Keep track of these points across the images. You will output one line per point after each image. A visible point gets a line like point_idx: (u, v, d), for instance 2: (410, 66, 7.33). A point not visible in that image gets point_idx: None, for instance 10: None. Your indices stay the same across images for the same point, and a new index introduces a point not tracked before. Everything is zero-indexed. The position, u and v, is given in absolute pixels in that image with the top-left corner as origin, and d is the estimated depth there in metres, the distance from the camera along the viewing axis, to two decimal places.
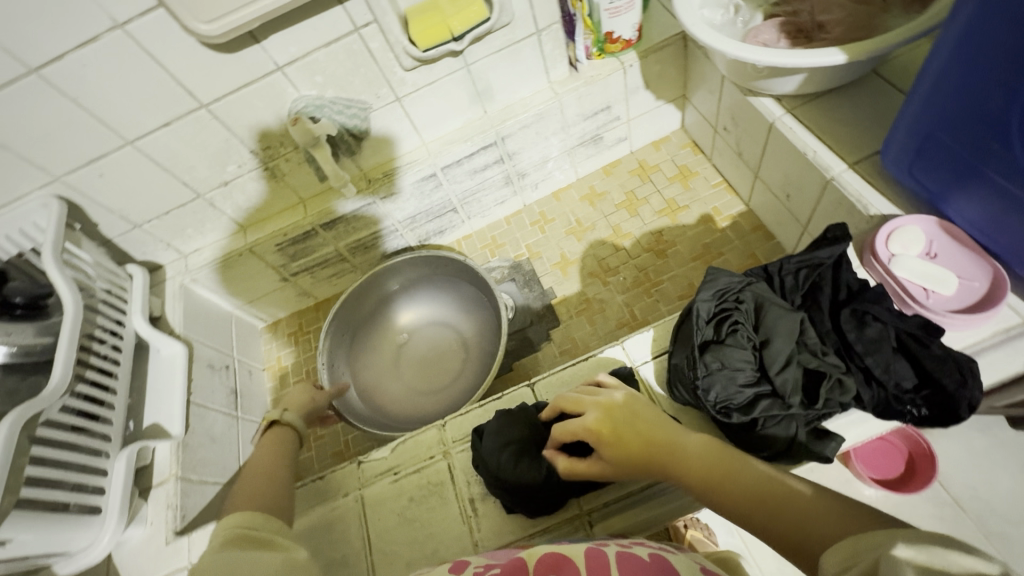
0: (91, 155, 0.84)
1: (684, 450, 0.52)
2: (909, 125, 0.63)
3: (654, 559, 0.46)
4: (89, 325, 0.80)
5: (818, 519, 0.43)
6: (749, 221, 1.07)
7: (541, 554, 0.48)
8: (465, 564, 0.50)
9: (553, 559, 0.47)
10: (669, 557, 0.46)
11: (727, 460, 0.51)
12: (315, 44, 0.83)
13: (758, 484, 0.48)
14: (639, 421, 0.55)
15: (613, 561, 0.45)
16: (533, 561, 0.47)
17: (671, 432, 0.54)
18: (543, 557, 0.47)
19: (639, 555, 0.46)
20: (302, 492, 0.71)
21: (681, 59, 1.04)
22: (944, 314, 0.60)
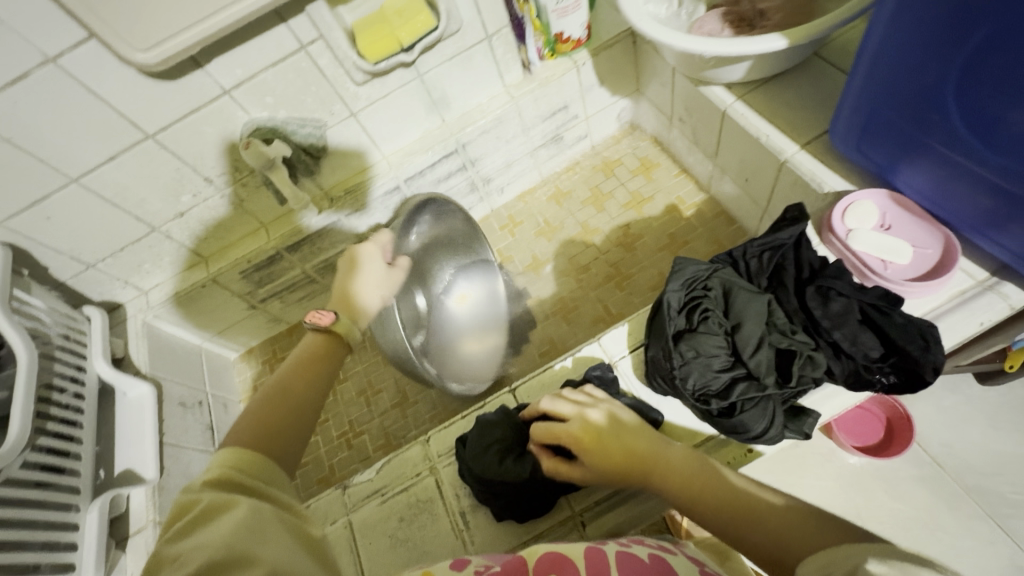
0: (33, 197, 0.81)
1: (660, 458, 0.53)
2: (853, 102, 0.65)
3: (654, 560, 0.45)
4: (47, 374, 0.77)
5: (789, 527, 0.44)
6: (712, 208, 1.09)
7: (541, 552, 0.47)
8: (465, 561, 0.47)
9: (553, 559, 0.46)
10: (669, 557, 0.46)
11: (702, 471, 0.51)
12: (262, 65, 0.81)
13: (732, 494, 0.49)
14: (619, 426, 0.56)
15: (614, 560, 0.45)
16: (531, 561, 0.46)
17: (649, 439, 0.54)
18: (542, 556, 0.46)
19: (639, 556, 0.46)
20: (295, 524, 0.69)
21: (632, 55, 1.06)
22: (902, 283, 0.62)
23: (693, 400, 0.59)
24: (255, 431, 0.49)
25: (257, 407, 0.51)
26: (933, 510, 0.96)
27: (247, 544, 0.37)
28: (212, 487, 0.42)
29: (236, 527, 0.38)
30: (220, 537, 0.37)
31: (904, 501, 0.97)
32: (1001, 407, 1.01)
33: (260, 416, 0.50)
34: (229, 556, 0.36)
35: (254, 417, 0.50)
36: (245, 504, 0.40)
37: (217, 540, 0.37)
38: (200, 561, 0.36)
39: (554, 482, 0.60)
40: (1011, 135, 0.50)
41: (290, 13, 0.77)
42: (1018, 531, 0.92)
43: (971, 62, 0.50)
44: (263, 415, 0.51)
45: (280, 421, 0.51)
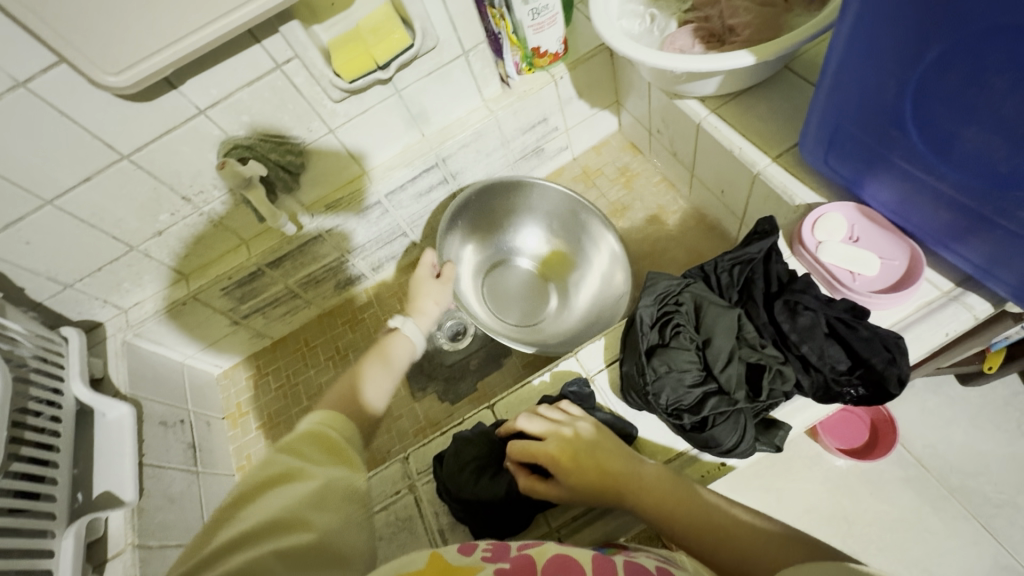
0: (6, 220, 0.80)
1: (635, 473, 0.53)
2: (818, 118, 0.66)
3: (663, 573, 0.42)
4: (22, 399, 0.76)
5: (760, 548, 0.46)
6: (692, 217, 1.10)
7: (550, 554, 0.44)
8: (473, 546, 0.45)
9: (562, 561, 0.43)
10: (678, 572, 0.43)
11: (675, 487, 0.52)
12: (237, 84, 0.81)
13: (705, 511, 0.50)
14: (595, 438, 0.57)
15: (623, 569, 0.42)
16: (541, 560, 0.43)
17: (622, 455, 0.55)
18: (552, 557, 0.43)
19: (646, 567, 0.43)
20: None
21: (610, 67, 1.07)
22: (870, 295, 0.63)
23: (666, 414, 0.59)
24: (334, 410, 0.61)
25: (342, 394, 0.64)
26: (918, 511, 0.97)
27: (307, 511, 0.45)
28: (311, 439, 0.53)
29: (301, 495, 0.46)
30: (284, 503, 0.45)
31: (889, 503, 0.98)
32: (981, 408, 1.02)
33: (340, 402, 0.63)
34: (290, 516, 0.44)
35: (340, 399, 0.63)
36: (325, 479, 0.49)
37: (278, 506, 0.45)
38: (271, 511, 0.45)
39: (530, 500, 0.60)
40: (967, 152, 0.52)
41: (264, 33, 0.78)
42: (1002, 531, 0.93)
43: (925, 80, 0.51)
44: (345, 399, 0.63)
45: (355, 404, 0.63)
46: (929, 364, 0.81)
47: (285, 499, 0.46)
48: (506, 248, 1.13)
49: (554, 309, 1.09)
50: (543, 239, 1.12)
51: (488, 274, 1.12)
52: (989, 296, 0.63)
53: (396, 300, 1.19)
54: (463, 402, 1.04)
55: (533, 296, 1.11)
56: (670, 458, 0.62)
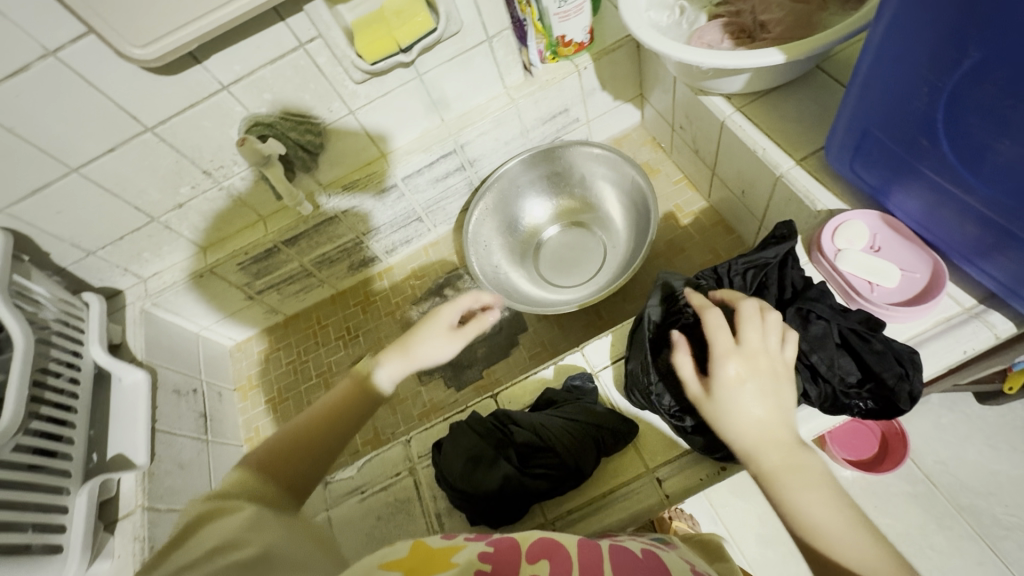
0: (33, 186, 0.82)
1: (773, 446, 0.47)
2: (846, 122, 0.64)
3: (647, 557, 0.45)
4: (43, 359, 0.78)
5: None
6: (710, 217, 1.08)
7: (533, 538, 0.45)
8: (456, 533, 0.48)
9: (546, 544, 0.44)
10: (661, 554, 0.46)
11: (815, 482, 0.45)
12: (260, 61, 0.82)
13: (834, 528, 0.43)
14: (769, 379, 0.49)
15: (609, 555, 0.44)
16: (524, 543, 0.44)
17: (771, 423, 0.48)
18: (537, 541, 0.44)
19: (632, 551, 0.45)
20: (333, 488, 0.71)
21: (635, 59, 1.05)
22: (887, 307, 0.62)
23: (668, 415, 0.59)
24: (279, 454, 0.50)
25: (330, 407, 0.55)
26: (922, 528, 0.95)
27: (245, 535, 0.40)
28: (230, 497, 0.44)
29: (238, 521, 0.41)
30: (220, 535, 0.39)
31: (894, 517, 0.97)
32: (999, 428, 0.99)
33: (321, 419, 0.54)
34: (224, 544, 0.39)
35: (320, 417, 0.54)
36: (252, 509, 0.42)
37: (216, 537, 0.39)
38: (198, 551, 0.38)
39: (524, 493, 0.60)
40: (998, 165, 0.50)
41: (289, 11, 0.78)
42: (1010, 555, 0.91)
43: (959, 88, 0.49)
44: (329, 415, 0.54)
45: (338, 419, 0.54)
46: (947, 380, 0.79)
47: (222, 530, 0.40)
48: (521, 223, 1.14)
49: (599, 254, 1.11)
50: (549, 201, 1.14)
51: (523, 255, 1.14)
52: (1014, 315, 0.61)
53: (408, 283, 1.19)
54: (469, 388, 1.04)
55: (568, 266, 1.11)
56: (670, 459, 0.62)
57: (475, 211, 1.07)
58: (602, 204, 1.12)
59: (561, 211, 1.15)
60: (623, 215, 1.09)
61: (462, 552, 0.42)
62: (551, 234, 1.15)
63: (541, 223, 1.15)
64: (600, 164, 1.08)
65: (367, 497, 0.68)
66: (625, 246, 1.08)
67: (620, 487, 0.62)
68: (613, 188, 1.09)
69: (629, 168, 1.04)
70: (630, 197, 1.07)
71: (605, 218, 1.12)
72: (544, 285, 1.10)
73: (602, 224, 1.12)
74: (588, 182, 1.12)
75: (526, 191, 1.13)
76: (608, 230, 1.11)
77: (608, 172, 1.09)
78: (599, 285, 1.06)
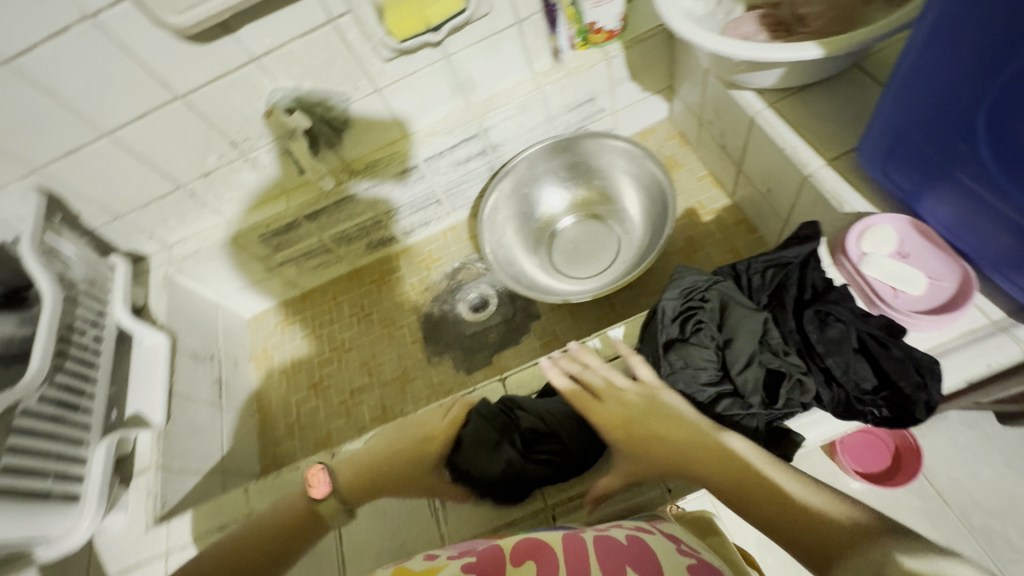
0: (67, 147, 0.85)
1: (684, 437, 0.52)
2: (881, 124, 0.63)
3: (632, 542, 0.46)
4: (69, 316, 0.81)
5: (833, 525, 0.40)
6: (732, 215, 1.06)
7: (518, 542, 0.47)
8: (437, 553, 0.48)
9: (530, 547, 0.46)
10: (646, 539, 0.47)
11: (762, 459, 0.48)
12: (290, 35, 0.82)
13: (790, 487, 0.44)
14: (643, 399, 0.56)
15: (593, 547, 0.45)
16: (508, 548, 0.46)
17: (691, 428, 0.52)
18: (520, 544, 0.46)
19: (617, 538, 0.47)
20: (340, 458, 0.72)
21: (667, 50, 1.03)
22: (911, 315, 0.60)
23: None
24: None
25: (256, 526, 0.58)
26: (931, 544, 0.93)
27: None
28: None
29: None
30: None
31: None
32: (1019, 448, 0.96)
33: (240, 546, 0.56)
34: None
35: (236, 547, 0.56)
36: None
37: None
38: None
39: (527, 477, 0.60)
40: None
41: None
42: None
43: (1004, 92, 0.47)
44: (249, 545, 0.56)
45: (260, 543, 0.56)
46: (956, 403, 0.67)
47: None
48: (535, 212, 1.13)
49: (614, 246, 1.10)
50: (566, 191, 1.14)
51: (536, 244, 1.13)
52: None
53: (423, 265, 1.20)
54: (478, 372, 1.05)
55: (582, 257, 1.11)
56: None
57: (492, 195, 1.07)
58: (619, 196, 1.11)
59: (577, 201, 1.14)
60: (641, 208, 1.08)
61: (445, 569, 0.43)
62: (565, 224, 1.14)
63: (555, 213, 1.14)
64: (619, 155, 1.07)
65: None
66: (641, 241, 1.07)
67: None
68: (632, 181, 1.08)
69: (649, 163, 1.03)
70: (648, 190, 1.06)
71: (622, 211, 1.11)
72: (556, 276, 1.09)
73: (618, 218, 1.11)
74: (605, 174, 1.11)
75: (543, 180, 1.12)
76: (624, 223, 1.10)
77: (627, 164, 1.07)
78: (612, 278, 1.05)
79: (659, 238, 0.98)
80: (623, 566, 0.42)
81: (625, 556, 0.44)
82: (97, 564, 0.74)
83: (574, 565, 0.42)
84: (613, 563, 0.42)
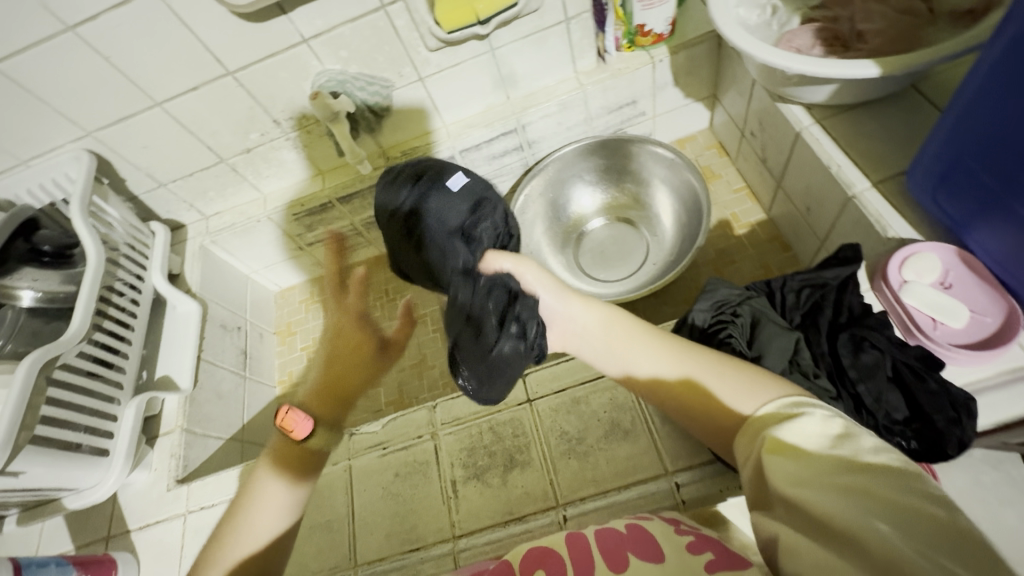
0: (119, 114, 0.87)
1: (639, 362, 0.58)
2: (937, 147, 0.60)
3: (631, 530, 0.47)
4: (110, 277, 0.84)
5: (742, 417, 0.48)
6: (767, 230, 1.04)
7: (527, 550, 0.49)
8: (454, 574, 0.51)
9: (537, 555, 0.48)
10: (646, 525, 0.48)
11: (709, 371, 0.54)
12: (341, 19, 0.83)
13: (721, 392, 0.51)
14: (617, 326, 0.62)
15: (595, 543, 0.47)
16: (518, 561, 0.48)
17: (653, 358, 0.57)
18: (528, 553, 0.48)
19: (617, 529, 0.48)
20: (359, 438, 0.74)
21: (715, 58, 1.01)
22: (949, 348, 0.58)
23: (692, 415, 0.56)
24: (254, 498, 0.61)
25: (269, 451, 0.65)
26: None
27: None
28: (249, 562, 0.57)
29: None
30: None
31: None
32: None
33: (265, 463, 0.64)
34: None
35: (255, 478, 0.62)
36: None
37: None
38: None
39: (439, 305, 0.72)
40: None
41: None
42: None
43: None
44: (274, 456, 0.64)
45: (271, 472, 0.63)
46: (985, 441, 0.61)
47: None
48: (565, 212, 1.13)
49: (643, 252, 1.09)
50: (598, 193, 1.13)
51: (564, 243, 1.13)
52: None
53: None
54: None
55: (609, 260, 1.10)
56: (692, 465, 0.61)
57: (524, 191, 1.07)
58: (652, 202, 1.10)
59: (608, 204, 1.13)
60: (674, 216, 1.07)
61: None
62: (594, 225, 1.14)
63: (585, 214, 1.14)
64: (656, 162, 1.06)
65: (388, 454, 0.71)
66: (671, 249, 1.05)
67: (639, 482, 0.61)
68: (667, 188, 1.07)
69: (688, 171, 1.01)
70: (682, 198, 1.05)
71: (653, 218, 1.10)
72: (582, 277, 1.09)
73: (649, 224, 1.10)
74: (640, 179, 1.10)
75: (575, 181, 1.11)
76: (655, 230, 1.09)
77: (664, 170, 1.06)
78: (639, 284, 1.04)
79: (690, 248, 0.97)
80: (626, 557, 0.44)
81: (628, 549, 0.45)
82: (118, 518, 0.77)
83: (580, 565, 0.45)
84: (617, 557, 0.44)
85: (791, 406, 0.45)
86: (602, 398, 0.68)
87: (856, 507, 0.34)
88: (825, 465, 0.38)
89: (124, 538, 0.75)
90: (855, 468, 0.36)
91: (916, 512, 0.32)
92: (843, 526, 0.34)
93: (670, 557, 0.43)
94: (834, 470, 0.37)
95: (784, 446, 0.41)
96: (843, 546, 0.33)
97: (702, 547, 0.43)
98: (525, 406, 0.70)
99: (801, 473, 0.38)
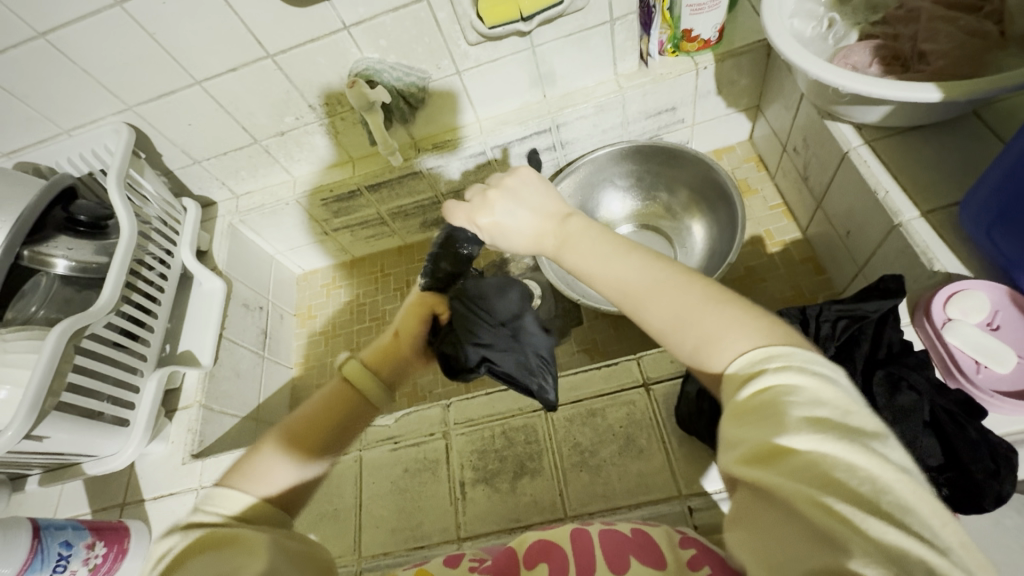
0: (161, 90, 0.88)
1: (608, 273, 0.47)
2: (999, 181, 0.57)
3: (637, 535, 0.44)
4: (141, 251, 0.85)
5: (715, 346, 0.38)
6: (801, 250, 1.01)
7: (531, 542, 0.47)
8: (459, 557, 0.49)
9: (541, 547, 0.46)
10: (650, 531, 0.45)
11: (684, 293, 0.42)
12: (383, 8, 0.82)
13: (682, 315, 0.41)
14: (586, 237, 0.51)
15: (599, 541, 0.43)
16: (524, 552, 0.46)
17: (619, 266, 0.47)
18: (533, 544, 0.46)
19: (622, 531, 0.45)
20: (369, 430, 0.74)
21: (761, 68, 0.98)
22: (991, 395, 0.55)
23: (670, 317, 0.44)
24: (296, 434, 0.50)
25: (313, 405, 0.53)
26: None
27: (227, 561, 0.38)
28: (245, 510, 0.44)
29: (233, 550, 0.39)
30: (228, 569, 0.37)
31: None
32: None
33: (319, 408, 0.53)
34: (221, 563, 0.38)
35: (316, 416, 0.52)
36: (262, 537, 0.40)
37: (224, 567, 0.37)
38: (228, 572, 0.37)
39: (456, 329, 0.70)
40: None
41: None
42: None
43: None
44: (329, 406, 0.53)
45: (319, 427, 0.51)
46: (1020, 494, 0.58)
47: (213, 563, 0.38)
48: (594, 214, 1.11)
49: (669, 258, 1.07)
50: (630, 198, 1.11)
51: None
52: None
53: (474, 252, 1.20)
54: None
55: None
56: (707, 490, 0.59)
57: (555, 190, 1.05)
58: (683, 211, 1.07)
59: (639, 212, 1.12)
60: (703, 227, 1.04)
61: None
62: (622, 229, 1.12)
63: (615, 217, 1.12)
64: (692, 172, 1.02)
65: (399, 448, 0.71)
66: (699, 259, 1.02)
67: (650, 502, 0.60)
68: (699, 198, 1.04)
69: (722, 184, 0.97)
70: (713, 207, 1.02)
71: (681, 228, 1.08)
72: None
73: (680, 233, 1.08)
74: (674, 186, 1.07)
75: (607, 182, 1.09)
76: (687, 238, 1.07)
77: (696, 180, 1.03)
78: None
79: (721, 261, 0.93)
80: (627, 559, 0.41)
81: (631, 550, 0.42)
82: (135, 486, 0.79)
83: (581, 564, 0.41)
84: (618, 559, 0.41)
85: (752, 363, 0.36)
86: (619, 412, 0.67)
87: (810, 478, 0.29)
88: (780, 426, 0.31)
89: (138, 507, 0.77)
90: (820, 431, 0.30)
91: (875, 493, 0.27)
92: (795, 503, 0.29)
93: (671, 567, 0.40)
94: (794, 432, 0.30)
95: (748, 402, 0.34)
96: (791, 524, 0.29)
97: (700, 563, 0.40)
98: (540, 414, 0.69)
99: (754, 440, 0.32)
